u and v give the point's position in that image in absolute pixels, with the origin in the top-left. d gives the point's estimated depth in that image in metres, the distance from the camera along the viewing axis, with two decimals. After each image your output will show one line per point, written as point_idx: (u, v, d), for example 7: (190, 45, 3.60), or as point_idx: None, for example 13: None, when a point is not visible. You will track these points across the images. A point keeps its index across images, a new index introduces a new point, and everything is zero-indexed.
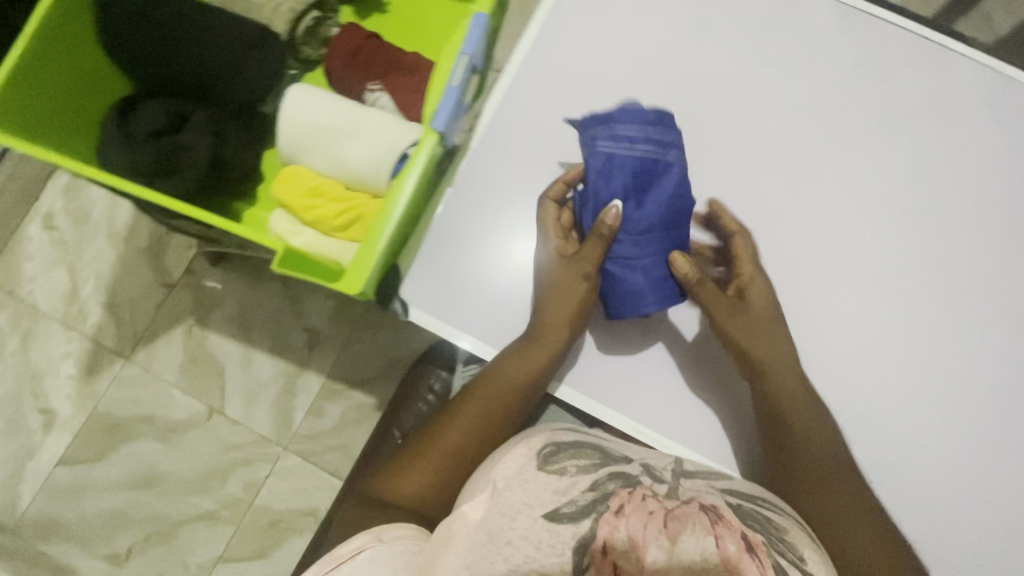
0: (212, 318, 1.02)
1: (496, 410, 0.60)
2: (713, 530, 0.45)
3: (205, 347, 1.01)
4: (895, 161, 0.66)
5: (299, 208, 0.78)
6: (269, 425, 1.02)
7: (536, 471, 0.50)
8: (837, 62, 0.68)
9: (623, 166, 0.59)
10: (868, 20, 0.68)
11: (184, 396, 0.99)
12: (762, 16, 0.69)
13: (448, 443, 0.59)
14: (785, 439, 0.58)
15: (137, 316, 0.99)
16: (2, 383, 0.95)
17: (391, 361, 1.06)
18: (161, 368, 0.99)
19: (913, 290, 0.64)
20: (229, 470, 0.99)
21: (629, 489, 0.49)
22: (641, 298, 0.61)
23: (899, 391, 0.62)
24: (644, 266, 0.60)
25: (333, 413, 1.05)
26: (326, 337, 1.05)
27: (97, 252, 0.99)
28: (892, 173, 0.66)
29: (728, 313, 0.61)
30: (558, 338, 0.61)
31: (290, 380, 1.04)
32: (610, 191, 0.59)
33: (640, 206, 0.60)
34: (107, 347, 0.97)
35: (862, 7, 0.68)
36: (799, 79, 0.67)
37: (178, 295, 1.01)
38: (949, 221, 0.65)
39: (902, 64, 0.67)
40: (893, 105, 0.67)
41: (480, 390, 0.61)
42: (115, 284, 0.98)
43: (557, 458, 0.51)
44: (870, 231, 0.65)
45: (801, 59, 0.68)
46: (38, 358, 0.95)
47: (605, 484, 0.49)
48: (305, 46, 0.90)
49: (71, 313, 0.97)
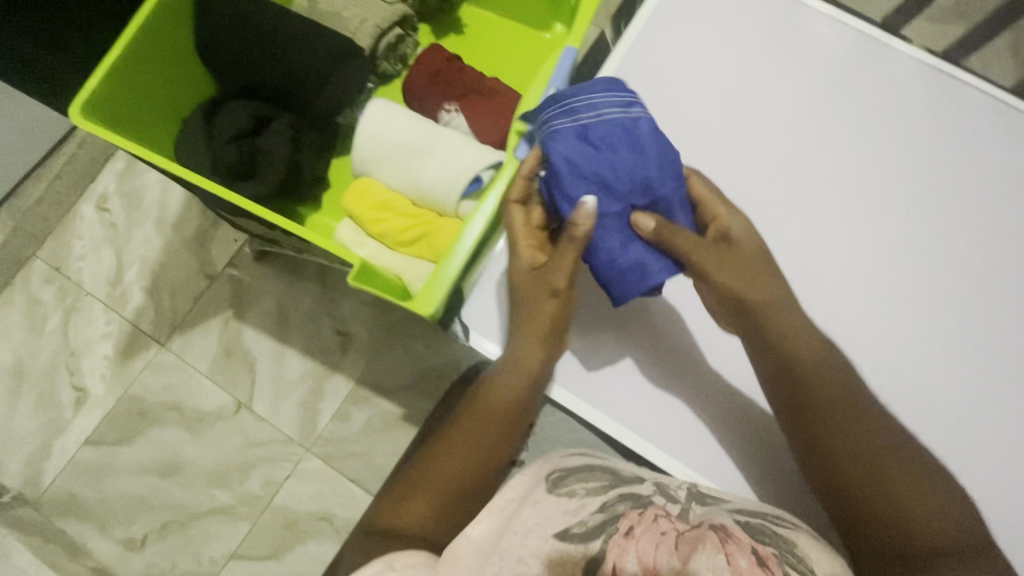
0: (248, 312, 1.04)
1: (495, 432, 0.51)
2: (724, 548, 0.42)
3: (239, 340, 1.03)
4: (961, 223, 0.59)
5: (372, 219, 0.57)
6: (295, 425, 0.99)
7: (547, 493, 0.50)
8: (911, 125, 0.62)
9: (590, 131, 0.48)
10: (949, 83, 0.62)
11: (215, 387, 1.01)
12: (834, 71, 0.63)
13: (451, 469, 0.49)
14: (837, 441, 0.47)
15: (177, 303, 1.04)
16: (42, 358, 1.02)
17: (422, 371, 1.00)
18: (196, 358, 1.02)
19: (978, 365, 0.57)
20: (250, 466, 0.98)
21: (640, 511, 0.48)
22: (647, 269, 0.50)
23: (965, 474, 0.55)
24: (638, 239, 0.50)
25: (359, 419, 0.99)
26: (359, 340, 1.01)
27: (144, 238, 1.06)
28: (958, 235, 0.59)
29: (718, 257, 0.50)
30: (553, 343, 0.52)
31: (317, 381, 1.01)
32: (584, 163, 0.47)
33: (617, 170, 0.48)
34: (143, 331, 1.03)
35: (946, 68, 0.62)
36: (869, 139, 0.62)
37: (219, 286, 1.05)
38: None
39: (981, 133, 0.61)
40: (967, 172, 0.60)
41: (473, 410, 0.52)
42: (159, 270, 1.05)
43: (565, 481, 0.51)
44: (929, 291, 0.58)
45: (871, 114, 0.62)
46: (79, 336, 1.03)
47: (615, 505, 0.49)
48: (384, 62, 0.63)
49: (112, 296, 1.05)
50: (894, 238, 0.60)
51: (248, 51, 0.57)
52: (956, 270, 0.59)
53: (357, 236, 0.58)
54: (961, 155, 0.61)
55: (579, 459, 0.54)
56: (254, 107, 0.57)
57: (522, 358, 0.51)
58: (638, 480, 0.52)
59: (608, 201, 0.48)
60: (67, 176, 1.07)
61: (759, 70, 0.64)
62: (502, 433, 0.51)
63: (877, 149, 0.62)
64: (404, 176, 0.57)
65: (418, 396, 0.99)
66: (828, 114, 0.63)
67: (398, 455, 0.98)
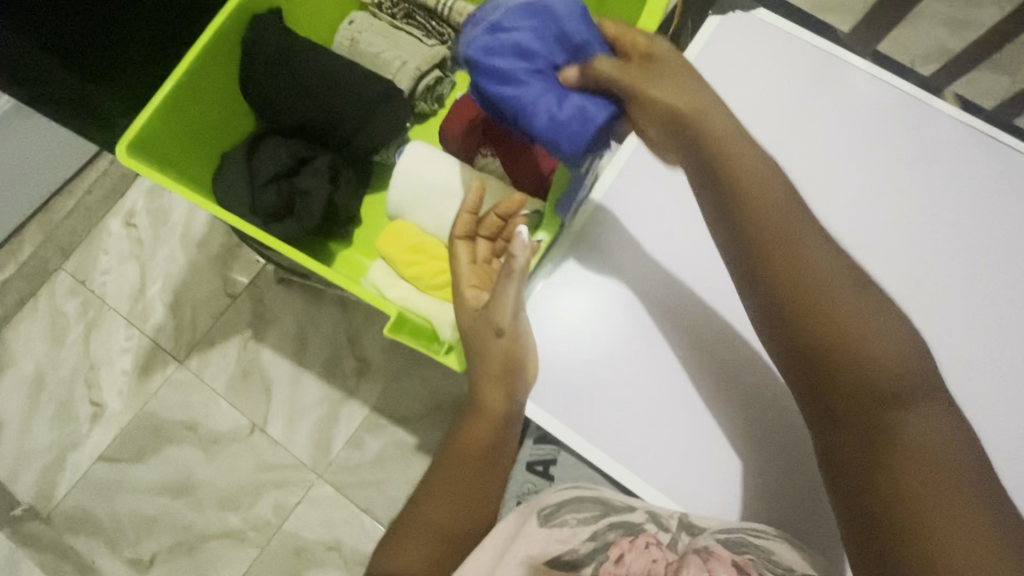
0: (267, 333, 1.04)
1: (471, 479, 0.48)
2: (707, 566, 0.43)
3: (256, 361, 1.03)
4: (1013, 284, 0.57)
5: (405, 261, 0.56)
6: (308, 450, 0.99)
7: (539, 527, 0.48)
8: (958, 182, 0.59)
9: (502, 28, 0.51)
10: (998, 148, 0.60)
11: (230, 407, 1.01)
12: (878, 126, 0.61)
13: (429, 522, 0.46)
14: (850, 421, 0.39)
15: (198, 321, 1.05)
16: (62, 370, 1.03)
17: (439, 401, 0.99)
18: (213, 377, 1.02)
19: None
20: (261, 490, 0.97)
21: (632, 540, 0.47)
22: (583, 111, 0.50)
23: None
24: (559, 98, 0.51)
25: (372, 447, 0.99)
26: (377, 367, 1.01)
27: (169, 254, 1.07)
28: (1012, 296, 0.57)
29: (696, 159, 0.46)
30: (511, 379, 0.50)
31: (333, 406, 1.00)
32: (503, 64, 0.51)
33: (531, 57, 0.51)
34: (162, 347, 1.04)
35: (993, 133, 0.60)
36: (915, 195, 0.59)
37: (239, 305, 1.05)
38: None
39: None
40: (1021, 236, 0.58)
41: (448, 457, 0.49)
42: (182, 286, 1.06)
43: (558, 513, 0.49)
44: (976, 356, 0.56)
45: (920, 171, 0.60)
46: (99, 350, 1.04)
47: (606, 534, 0.48)
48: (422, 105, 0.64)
49: (134, 311, 1.05)
50: (948, 302, 0.57)
51: (291, 93, 0.58)
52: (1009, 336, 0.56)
53: (390, 278, 0.57)
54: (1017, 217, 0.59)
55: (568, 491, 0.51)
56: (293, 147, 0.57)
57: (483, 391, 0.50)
58: (628, 507, 0.51)
59: (529, 70, 0.51)
60: (98, 191, 1.08)
61: (805, 120, 0.62)
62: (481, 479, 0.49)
63: (929, 207, 0.59)
64: (440, 220, 0.57)
65: (434, 427, 0.98)
66: (879, 169, 0.60)
67: (410, 486, 0.96)
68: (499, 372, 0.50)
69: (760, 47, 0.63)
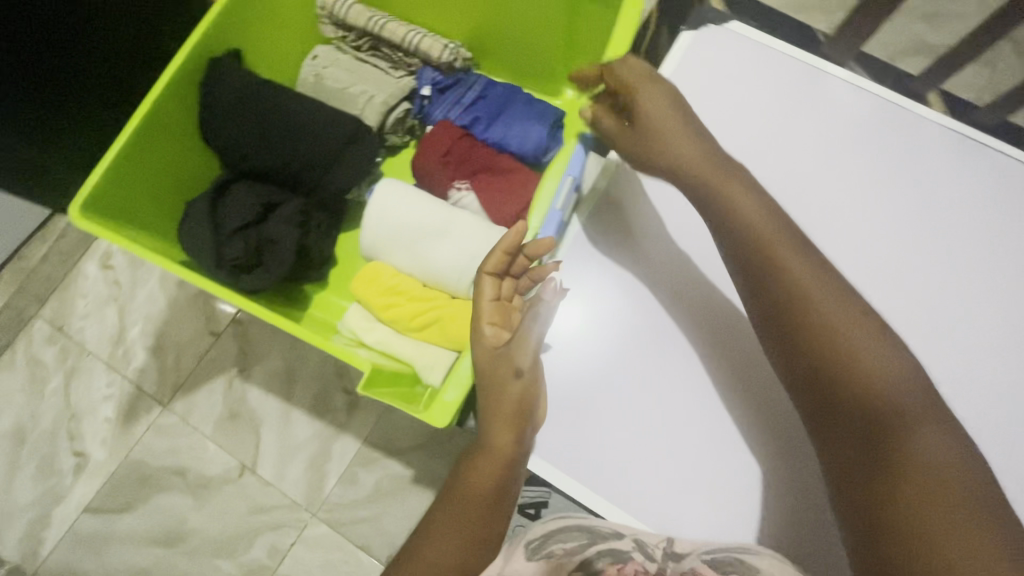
0: (253, 371, 1.01)
1: (476, 523, 0.44)
2: None
3: (243, 401, 1.00)
4: (1003, 286, 0.56)
5: (380, 308, 0.55)
6: (300, 489, 0.96)
7: (526, 558, 0.46)
8: (941, 185, 0.58)
9: (457, 93, 0.62)
10: (980, 150, 0.59)
11: (218, 450, 0.98)
12: (857, 131, 0.60)
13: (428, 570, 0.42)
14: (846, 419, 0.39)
15: (181, 362, 1.02)
16: (43, 422, 1.00)
17: (434, 432, 0.96)
18: (200, 420, 1.00)
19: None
20: (255, 534, 0.95)
21: (620, 566, 0.45)
22: (542, 117, 0.60)
23: None
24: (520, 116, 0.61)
25: (367, 482, 0.96)
26: (367, 400, 0.99)
27: (148, 295, 1.05)
28: (1002, 300, 0.55)
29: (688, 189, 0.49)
30: (519, 420, 0.47)
31: (325, 443, 0.98)
32: (464, 112, 0.62)
33: (484, 99, 0.62)
34: (146, 392, 1.01)
35: (973, 135, 0.59)
36: (897, 202, 0.58)
37: (223, 343, 1.03)
38: None
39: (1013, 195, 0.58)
40: (1004, 235, 0.57)
41: (450, 500, 0.45)
42: (163, 327, 1.03)
43: (545, 545, 0.47)
44: (972, 361, 0.54)
45: (900, 177, 0.59)
46: (80, 399, 1.01)
47: (594, 562, 0.46)
48: (393, 137, 0.63)
49: (115, 356, 1.03)
50: (943, 314, 0.55)
51: (256, 138, 0.56)
52: (1010, 346, 0.55)
53: (367, 323, 0.55)
54: (1011, 222, 0.57)
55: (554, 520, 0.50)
56: (259, 196, 0.55)
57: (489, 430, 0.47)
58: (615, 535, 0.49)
59: (492, 109, 0.62)
60: (72, 234, 1.06)
61: (788, 136, 0.60)
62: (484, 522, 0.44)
63: (922, 221, 0.58)
64: (417, 261, 0.55)
65: (430, 459, 0.96)
66: (864, 182, 0.59)
67: (407, 520, 0.94)
68: (507, 413, 0.47)
69: (737, 63, 0.61)
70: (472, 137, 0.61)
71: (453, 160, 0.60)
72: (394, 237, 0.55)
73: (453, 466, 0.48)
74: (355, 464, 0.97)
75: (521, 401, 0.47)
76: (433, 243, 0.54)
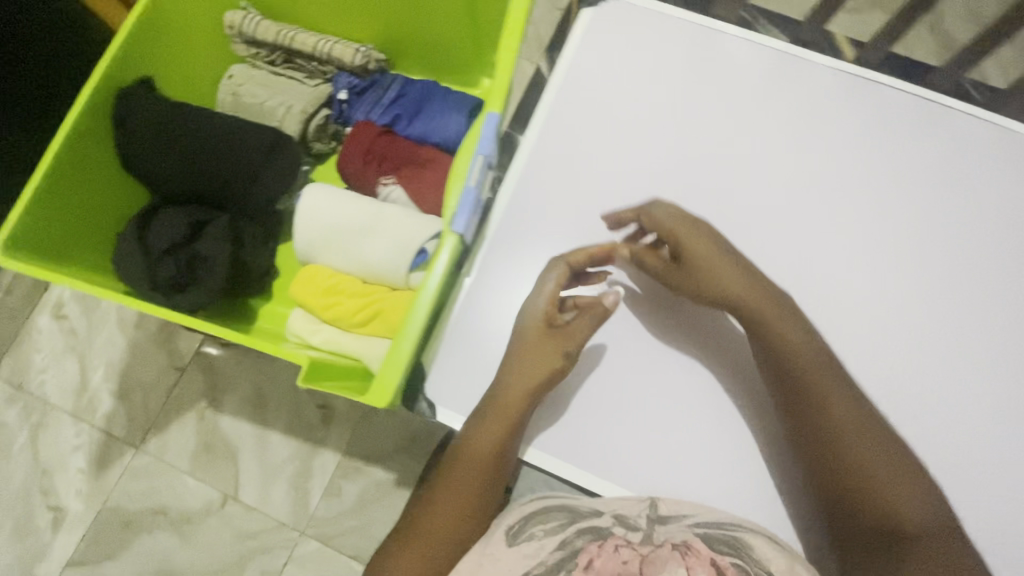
0: (224, 400, 1.01)
1: (476, 487, 0.52)
2: (684, 562, 0.46)
3: (217, 431, 1.00)
4: (909, 211, 0.58)
5: (321, 309, 0.56)
6: (285, 509, 0.96)
7: (507, 547, 0.51)
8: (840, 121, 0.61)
9: (376, 91, 0.64)
10: (871, 87, 0.61)
11: (198, 484, 0.98)
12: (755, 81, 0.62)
13: (437, 525, 0.51)
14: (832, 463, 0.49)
15: (149, 402, 1.01)
16: (14, 482, 0.98)
17: (411, 434, 0.97)
18: (176, 457, 0.99)
19: (950, 356, 0.55)
20: (245, 561, 0.94)
21: (599, 544, 0.50)
22: (462, 106, 0.63)
23: (960, 467, 0.52)
24: (441, 108, 0.63)
25: (351, 492, 0.97)
26: (342, 413, 0.99)
27: (107, 340, 1.04)
28: (909, 223, 0.58)
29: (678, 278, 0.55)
30: (521, 405, 0.52)
31: (304, 460, 0.98)
32: (386, 109, 0.64)
33: (404, 94, 0.64)
34: (117, 437, 1.00)
35: (863, 74, 0.61)
36: (801, 142, 0.60)
37: (190, 376, 1.02)
38: (984, 272, 0.56)
39: (908, 124, 0.60)
40: (905, 162, 0.59)
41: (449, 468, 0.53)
42: (126, 370, 1.02)
43: (524, 527, 0.52)
44: (889, 283, 0.56)
45: (801, 120, 0.61)
46: (50, 454, 0.99)
47: (574, 541, 0.50)
48: (317, 143, 0.65)
49: (80, 406, 1.01)
50: (857, 243, 0.58)
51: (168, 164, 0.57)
52: (923, 265, 0.57)
53: (310, 325, 0.57)
54: (908, 149, 0.59)
55: (532, 501, 0.55)
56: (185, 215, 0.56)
57: (492, 417, 0.52)
58: (595, 511, 0.52)
59: (413, 103, 0.64)
60: (20, 289, 1.04)
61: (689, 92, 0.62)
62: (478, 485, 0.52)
63: (825, 156, 0.60)
64: (351, 259, 0.56)
65: (410, 460, 0.97)
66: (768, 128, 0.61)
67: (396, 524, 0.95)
68: (508, 404, 0.52)
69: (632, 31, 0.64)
70: (392, 133, 0.63)
71: (376, 156, 0.61)
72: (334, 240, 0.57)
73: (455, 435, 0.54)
74: (335, 477, 0.97)
75: (528, 392, 0.52)
76: (369, 239, 0.56)
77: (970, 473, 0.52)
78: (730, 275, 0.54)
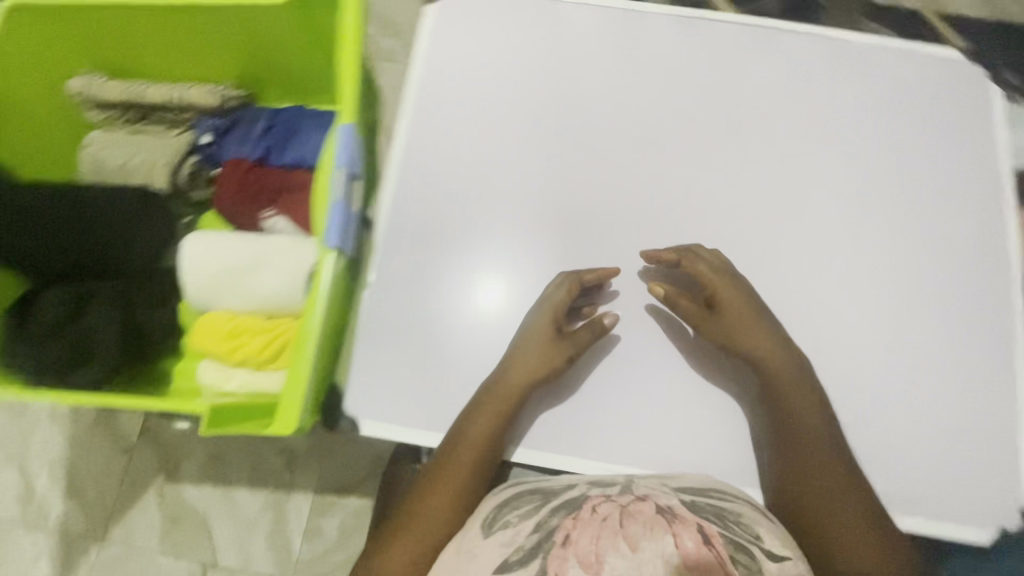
0: (181, 470, 0.98)
1: (473, 468, 0.56)
2: (672, 529, 0.45)
3: (182, 502, 0.97)
4: (757, 133, 0.66)
5: (225, 355, 0.57)
6: (269, 561, 0.95)
7: (484, 538, 0.51)
8: (684, 67, 0.68)
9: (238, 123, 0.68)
10: (705, 28, 0.69)
11: (173, 560, 0.95)
12: (606, 45, 0.69)
13: (427, 514, 0.55)
14: (806, 473, 0.54)
15: (104, 491, 0.97)
16: None
17: (378, 457, 0.98)
18: (144, 539, 0.96)
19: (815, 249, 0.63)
20: None
21: (573, 515, 0.49)
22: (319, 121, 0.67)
23: (838, 343, 0.61)
24: (297, 128, 0.67)
25: (332, 527, 0.96)
26: (304, 453, 0.98)
27: (44, 439, 0.99)
28: (760, 143, 0.66)
29: (699, 323, 0.59)
30: (515, 400, 0.58)
31: (277, 507, 0.97)
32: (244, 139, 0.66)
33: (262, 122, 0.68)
34: (76, 535, 0.96)
35: (698, 16, 0.69)
36: (655, 92, 0.68)
37: (141, 454, 0.99)
38: (828, 171, 0.65)
39: (742, 56, 0.68)
40: (746, 90, 0.67)
41: (442, 462, 0.57)
42: (72, 465, 0.98)
43: (499, 517, 0.53)
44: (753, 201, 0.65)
45: (650, 72, 0.68)
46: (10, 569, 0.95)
47: (549, 519, 0.50)
48: (193, 191, 0.69)
49: (30, 513, 0.97)
50: (719, 171, 0.65)
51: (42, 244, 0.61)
52: (779, 178, 0.65)
53: (223, 373, 0.57)
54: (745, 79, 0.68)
55: (508, 489, 0.57)
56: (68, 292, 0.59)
57: (489, 411, 0.58)
58: (568, 492, 0.54)
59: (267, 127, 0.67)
60: None
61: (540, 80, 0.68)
62: (470, 474, 0.56)
63: (676, 100, 0.67)
64: (243, 295, 0.57)
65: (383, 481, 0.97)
66: (625, 86, 0.68)
67: None
68: (504, 400, 0.58)
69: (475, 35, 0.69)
70: (259, 165, 0.66)
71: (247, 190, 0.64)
72: (223, 283, 0.58)
73: (450, 429, 0.59)
74: (312, 515, 0.96)
75: (524, 380, 0.58)
76: (256, 274, 0.57)
77: (846, 347, 0.61)
78: (758, 335, 0.57)
